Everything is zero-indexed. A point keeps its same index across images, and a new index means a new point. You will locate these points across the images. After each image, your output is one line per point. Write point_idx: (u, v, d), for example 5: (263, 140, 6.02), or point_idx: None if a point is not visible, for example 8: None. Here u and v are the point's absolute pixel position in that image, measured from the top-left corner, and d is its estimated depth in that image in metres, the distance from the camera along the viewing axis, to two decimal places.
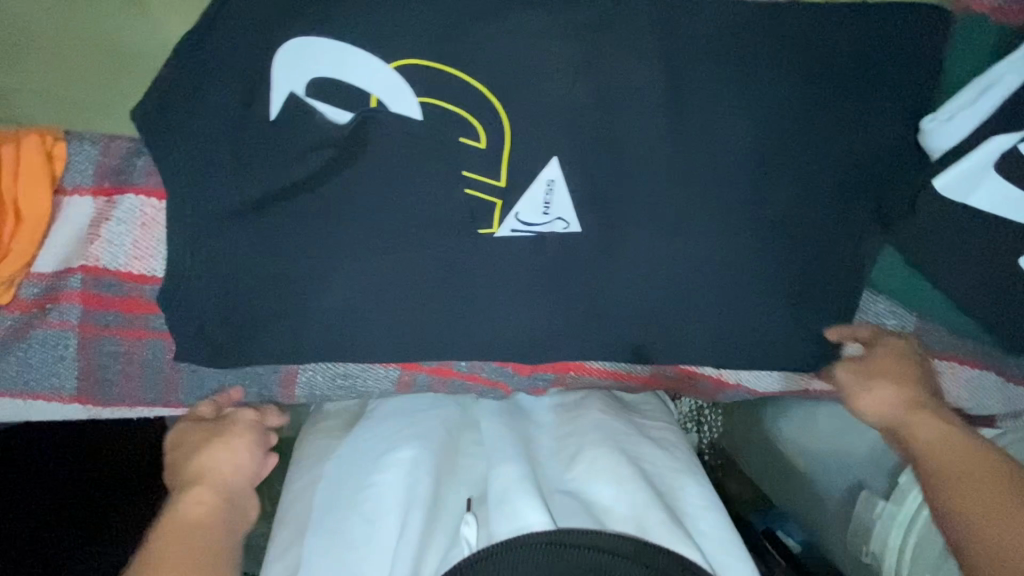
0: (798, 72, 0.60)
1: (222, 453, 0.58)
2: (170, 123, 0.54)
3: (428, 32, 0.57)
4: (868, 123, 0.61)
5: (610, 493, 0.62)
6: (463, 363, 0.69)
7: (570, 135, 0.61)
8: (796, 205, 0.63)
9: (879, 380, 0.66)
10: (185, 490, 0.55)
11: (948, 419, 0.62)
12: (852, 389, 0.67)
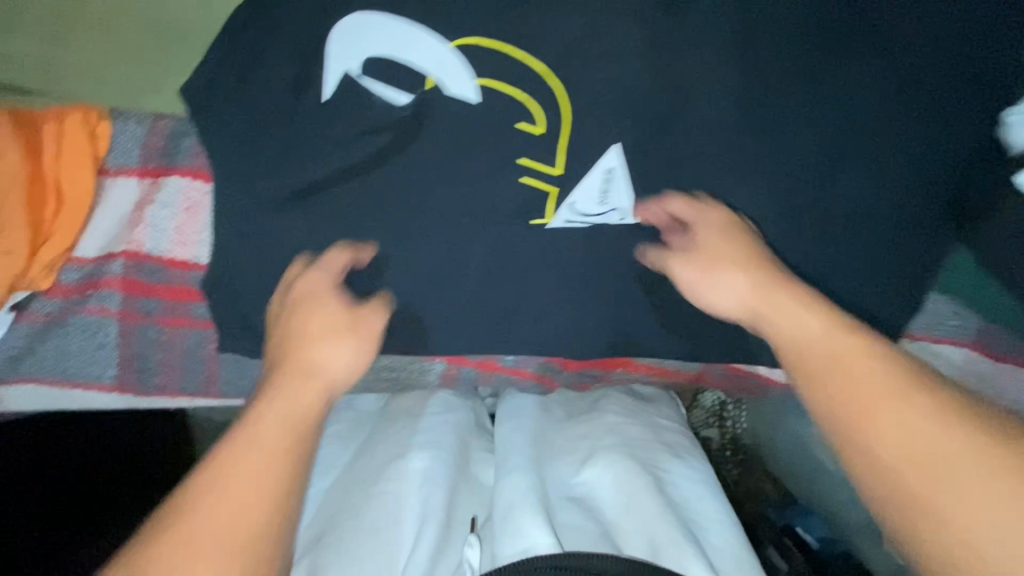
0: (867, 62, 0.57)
1: (337, 343, 0.50)
2: (218, 106, 0.52)
3: (491, 10, 0.54)
4: (935, 116, 0.58)
5: (623, 508, 0.57)
6: (510, 357, 0.67)
7: (632, 120, 0.58)
8: (857, 201, 0.61)
9: (716, 270, 0.55)
10: (298, 367, 0.49)
11: (810, 303, 0.51)
12: (689, 283, 0.57)
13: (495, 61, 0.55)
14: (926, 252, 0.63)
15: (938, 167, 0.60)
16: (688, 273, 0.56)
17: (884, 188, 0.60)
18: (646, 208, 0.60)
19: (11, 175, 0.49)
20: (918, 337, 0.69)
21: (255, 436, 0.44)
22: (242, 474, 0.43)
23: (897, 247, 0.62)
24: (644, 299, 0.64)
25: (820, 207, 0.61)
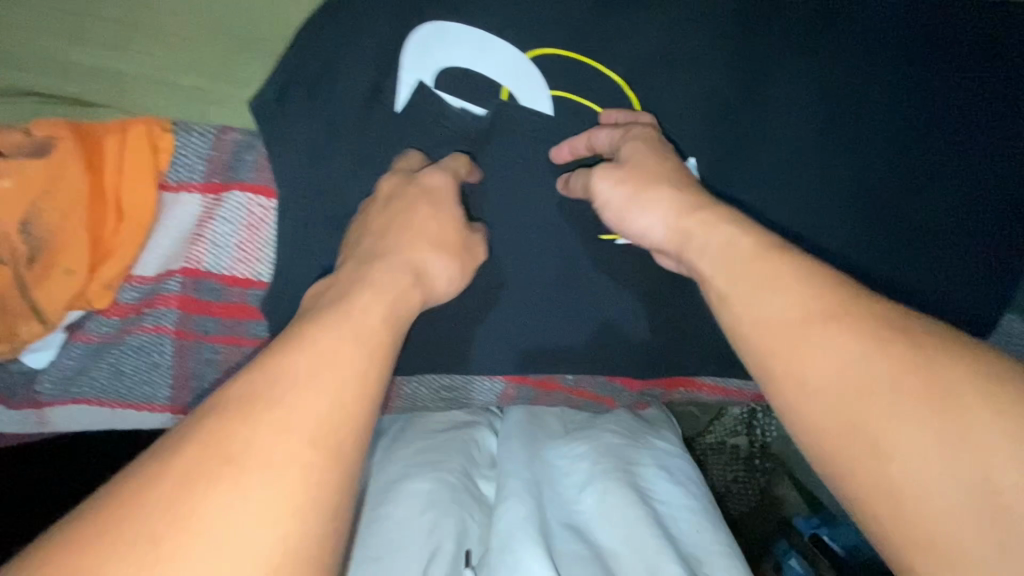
0: (934, 76, 0.55)
1: (437, 255, 0.43)
2: (285, 120, 0.49)
3: (567, 22, 0.52)
4: (1009, 131, 0.56)
5: (622, 540, 0.54)
6: (571, 376, 0.64)
7: (712, 131, 0.54)
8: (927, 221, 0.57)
9: (653, 186, 0.44)
10: (398, 267, 0.41)
11: (734, 220, 0.41)
12: (614, 201, 0.46)
13: (569, 74, 0.53)
14: (990, 278, 0.59)
15: (1009, 186, 0.57)
16: (613, 191, 0.45)
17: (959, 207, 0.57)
18: (567, 140, 0.52)
19: (74, 189, 0.46)
20: None
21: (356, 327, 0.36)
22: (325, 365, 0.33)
23: (971, 272, 0.58)
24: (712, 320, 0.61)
25: (912, 225, 0.57)
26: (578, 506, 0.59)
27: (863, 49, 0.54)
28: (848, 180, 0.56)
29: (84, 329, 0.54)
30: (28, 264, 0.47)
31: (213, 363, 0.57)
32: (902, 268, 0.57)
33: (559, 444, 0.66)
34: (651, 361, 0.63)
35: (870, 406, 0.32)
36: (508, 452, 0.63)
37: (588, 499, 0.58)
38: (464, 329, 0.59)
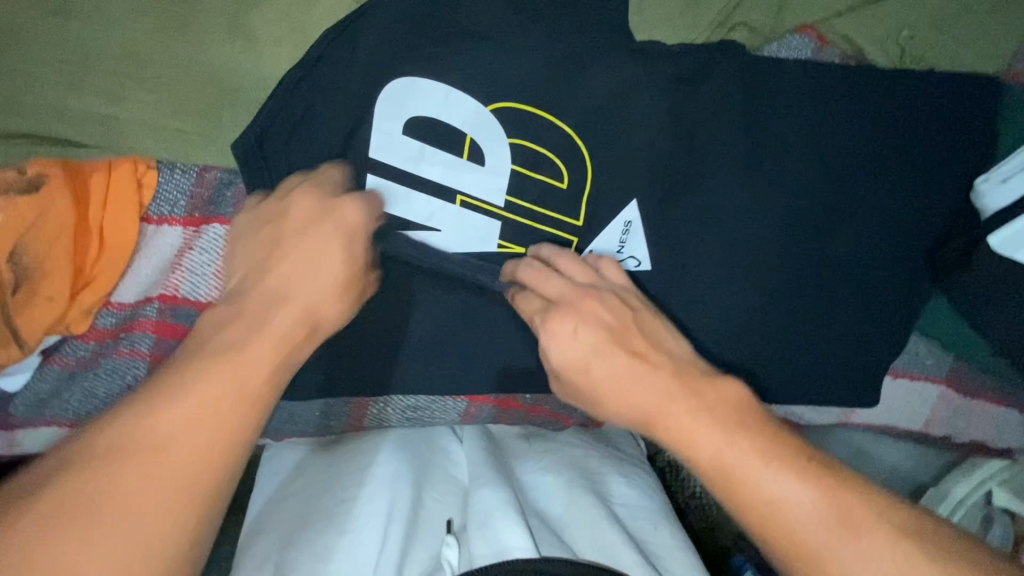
0: (843, 129, 0.63)
1: (330, 302, 0.48)
2: (262, 162, 0.54)
3: (527, 77, 0.58)
4: (902, 182, 0.64)
5: (593, 528, 0.56)
6: (530, 396, 0.71)
7: (650, 181, 0.63)
8: (827, 262, 0.67)
9: (602, 350, 0.53)
10: (294, 317, 0.45)
11: (650, 375, 0.52)
12: (572, 363, 0.54)
13: (527, 126, 0.59)
14: (868, 311, 0.69)
15: (889, 231, 0.66)
16: (565, 353, 0.54)
17: (853, 253, 0.67)
18: (507, 273, 0.61)
19: (60, 225, 0.50)
20: (899, 374, 0.74)
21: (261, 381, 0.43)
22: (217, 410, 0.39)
23: (846, 305, 0.69)
24: None
25: (807, 260, 0.67)
26: (545, 507, 0.61)
27: (781, 105, 0.62)
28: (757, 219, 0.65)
29: (62, 351, 0.56)
30: (11, 292, 0.50)
31: None
32: (790, 299, 0.68)
33: (519, 456, 0.69)
34: None
35: (760, 492, 0.46)
36: (472, 457, 0.66)
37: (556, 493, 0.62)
38: (435, 350, 0.65)
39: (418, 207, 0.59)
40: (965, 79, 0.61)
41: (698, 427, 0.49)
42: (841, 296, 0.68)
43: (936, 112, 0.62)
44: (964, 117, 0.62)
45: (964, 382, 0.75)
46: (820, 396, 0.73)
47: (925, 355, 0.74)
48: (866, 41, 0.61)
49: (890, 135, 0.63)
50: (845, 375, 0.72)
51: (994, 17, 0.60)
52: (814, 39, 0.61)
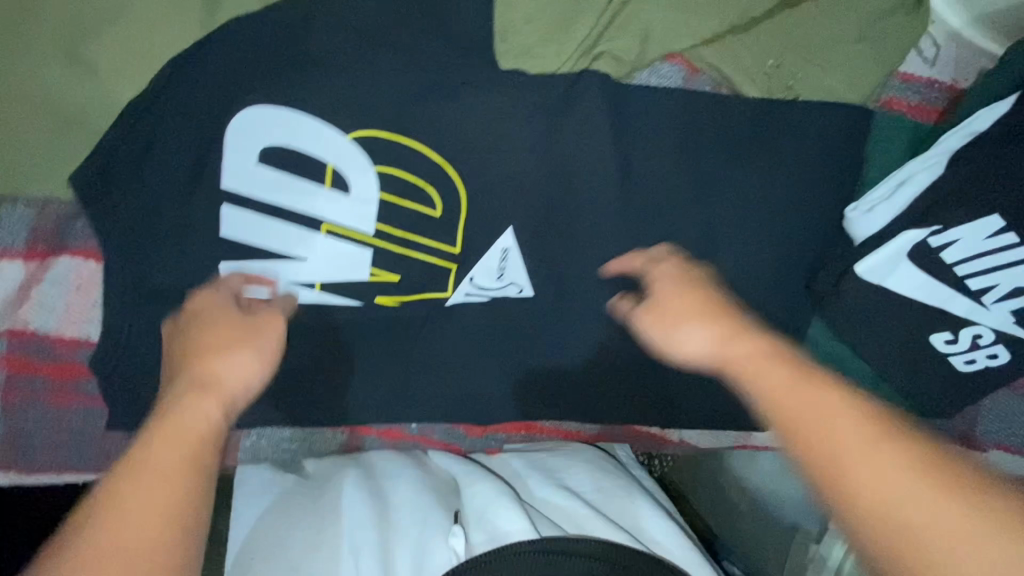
0: (717, 155, 0.63)
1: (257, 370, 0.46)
2: (109, 194, 0.53)
3: (386, 105, 0.57)
4: (782, 209, 0.64)
5: (572, 513, 0.64)
6: (415, 426, 0.72)
7: (524, 207, 0.63)
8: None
9: (689, 319, 0.52)
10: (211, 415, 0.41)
11: (713, 308, 0.52)
12: (660, 333, 0.53)
13: (391, 153, 0.58)
14: None
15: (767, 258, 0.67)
16: (654, 324, 0.54)
17: (746, 276, 0.66)
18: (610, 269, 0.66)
19: None
20: None
21: (186, 427, 0.39)
22: (154, 486, 0.35)
23: None
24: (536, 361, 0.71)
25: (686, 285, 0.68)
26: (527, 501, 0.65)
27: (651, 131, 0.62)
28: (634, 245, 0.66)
29: None
30: None
31: (41, 417, 0.58)
32: None
33: (500, 459, 0.73)
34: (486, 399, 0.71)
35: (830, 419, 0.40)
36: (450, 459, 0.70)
37: (543, 491, 0.67)
38: (314, 377, 0.65)
39: (280, 237, 0.58)
40: (837, 108, 0.62)
41: (762, 366, 0.46)
42: None
43: (811, 139, 0.62)
44: (835, 146, 0.63)
45: None
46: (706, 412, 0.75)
47: None
48: (736, 71, 0.61)
49: (762, 162, 0.63)
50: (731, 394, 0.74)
51: (863, 46, 0.60)
52: (683, 68, 0.61)
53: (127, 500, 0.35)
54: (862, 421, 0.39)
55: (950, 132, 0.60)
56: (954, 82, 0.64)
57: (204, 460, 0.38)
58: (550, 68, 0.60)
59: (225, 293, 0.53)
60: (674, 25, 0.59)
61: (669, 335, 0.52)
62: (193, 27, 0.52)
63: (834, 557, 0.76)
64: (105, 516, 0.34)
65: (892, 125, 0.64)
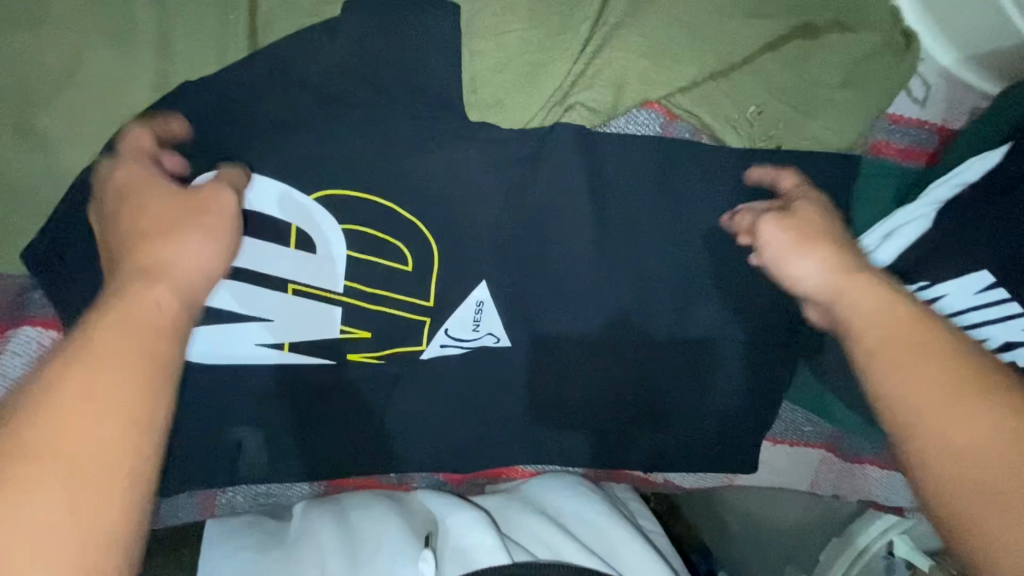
0: (695, 203, 0.61)
1: (208, 244, 0.40)
2: (60, 268, 0.52)
3: (352, 164, 0.55)
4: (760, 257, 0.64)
5: (549, 538, 0.61)
6: (394, 475, 0.71)
7: (499, 258, 0.62)
8: (689, 335, 0.67)
9: (811, 241, 0.49)
10: (168, 299, 0.36)
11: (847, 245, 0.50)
12: (773, 251, 0.51)
13: (359, 212, 0.57)
14: (730, 380, 0.70)
15: (743, 303, 0.66)
16: (780, 235, 0.51)
17: (716, 325, 0.67)
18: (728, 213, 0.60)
19: None
20: (778, 440, 0.75)
21: (135, 314, 0.34)
22: (104, 383, 0.31)
23: (706, 373, 0.69)
24: (515, 409, 0.70)
25: (665, 331, 0.67)
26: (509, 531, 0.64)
27: (628, 180, 0.60)
28: (612, 292, 0.64)
29: None
30: None
31: None
32: (650, 366, 0.68)
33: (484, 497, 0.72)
34: (465, 447, 0.71)
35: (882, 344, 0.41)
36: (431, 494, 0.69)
37: (522, 518, 0.65)
38: (287, 433, 0.64)
39: (247, 300, 0.57)
40: (822, 155, 0.60)
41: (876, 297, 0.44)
42: (701, 363, 0.69)
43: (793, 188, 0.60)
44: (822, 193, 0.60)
45: (841, 444, 0.75)
46: (691, 456, 0.74)
47: (798, 417, 0.74)
48: (715, 118, 0.59)
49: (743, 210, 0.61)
50: (715, 438, 0.73)
51: (848, 91, 0.59)
52: (662, 115, 0.60)
53: (89, 384, 0.31)
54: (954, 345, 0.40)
55: (936, 182, 0.58)
56: (945, 123, 0.62)
57: (166, 349, 0.34)
58: (523, 120, 0.57)
59: (148, 164, 0.46)
60: (649, 74, 0.57)
61: (810, 258, 0.49)
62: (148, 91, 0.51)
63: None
64: (58, 406, 0.30)
65: (878, 171, 0.62)
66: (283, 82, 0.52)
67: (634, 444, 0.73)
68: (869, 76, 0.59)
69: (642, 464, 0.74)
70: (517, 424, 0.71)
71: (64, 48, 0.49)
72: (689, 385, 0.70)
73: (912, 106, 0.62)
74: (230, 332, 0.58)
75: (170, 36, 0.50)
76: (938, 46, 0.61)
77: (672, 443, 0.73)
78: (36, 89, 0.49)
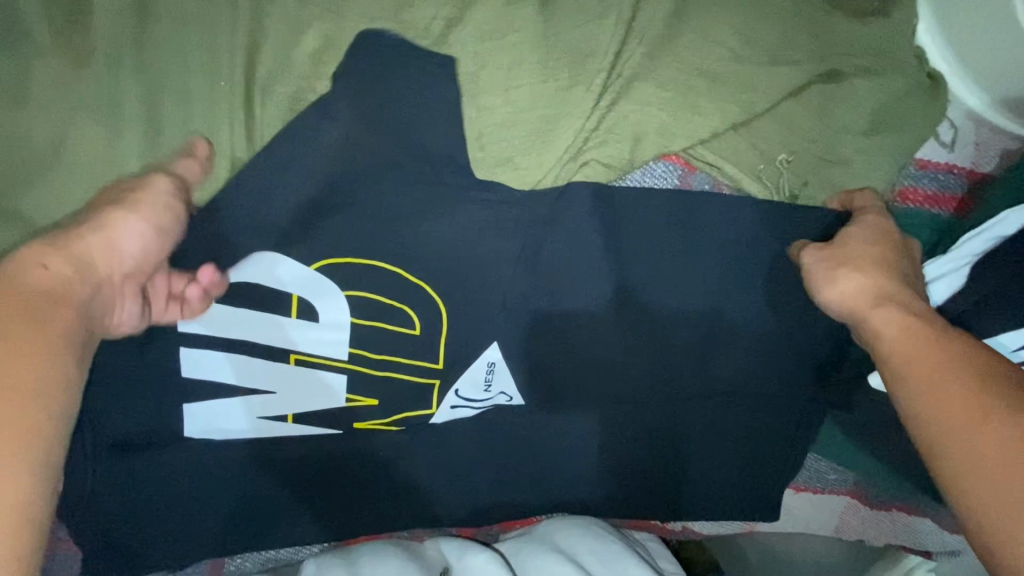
0: (715, 255, 0.58)
1: (127, 216, 0.43)
2: None
3: (355, 231, 0.52)
4: (780, 308, 0.61)
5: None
6: (404, 531, 0.69)
7: (510, 317, 0.59)
8: (708, 388, 0.65)
9: (851, 268, 0.50)
10: (62, 263, 0.39)
11: (896, 274, 0.50)
12: (813, 277, 0.53)
13: (364, 278, 0.54)
14: (750, 428, 0.67)
15: (768, 353, 0.63)
16: (819, 263, 0.52)
17: (736, 377, 0.64)
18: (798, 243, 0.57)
19: None
20: (801, 488, 0.72)
21: (25, 279, 0.37)
22: (27, 344, 0.35)
23: (726, 422, 0.67)
24: (529, 463, 0.67)
25: (683, 383, 0.64)
26: None
27: (643, 233, 0.57)
28: (628, 346, 0.62)
29: None
30: None
31: None
32: (668, 417, 0.66)
33: (501, 542, 0.69)
34: (479, 502, 0.68)
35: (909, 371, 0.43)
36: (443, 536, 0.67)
37: (535, 560, 0.63)
38: (293, 500, 0.62)
39: (249, 373, 0.55)
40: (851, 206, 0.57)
41: (907, 329, 0.45)
42: (721, 413, 0.66)
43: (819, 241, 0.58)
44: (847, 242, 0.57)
45: (867, 489, 0.73)
46: (710, 504, 0.72)
47: (822, 465, 0.71)
48: (737, 168, 0.57)
49: (763, 261, 0.59)
50: (734, 485, 0.71)
51: (873, 138, 0.56)
52: (680, 166, 0.57)
53: None
54: (977, 366, 0.41)
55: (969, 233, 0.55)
56: (974, 166, 0.59)
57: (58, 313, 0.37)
58: (533, 178, 0.54)
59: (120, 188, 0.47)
60: (667, 126, 0.54)
61: (846, 289, 0.50)
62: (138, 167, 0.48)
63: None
64: None
65: (908, 219, 0.59)
66: (280, 150, 0.49)
67: (653, 494, 0.71)
68: (893, 122, 0.56)
69: (660, 513, 0.72)
70: (532, 478, 0.68)
71: (49, 128, 0.47)
72: (708, 434, 0.67)
73: (940, 150, 0.59)
74: (229, 407, 0.55)
75: (158, 107, 0.48)
76: (969, 86, 0.58)
77: (691, 492, 0.71)
78: (24, 173, 0.47)
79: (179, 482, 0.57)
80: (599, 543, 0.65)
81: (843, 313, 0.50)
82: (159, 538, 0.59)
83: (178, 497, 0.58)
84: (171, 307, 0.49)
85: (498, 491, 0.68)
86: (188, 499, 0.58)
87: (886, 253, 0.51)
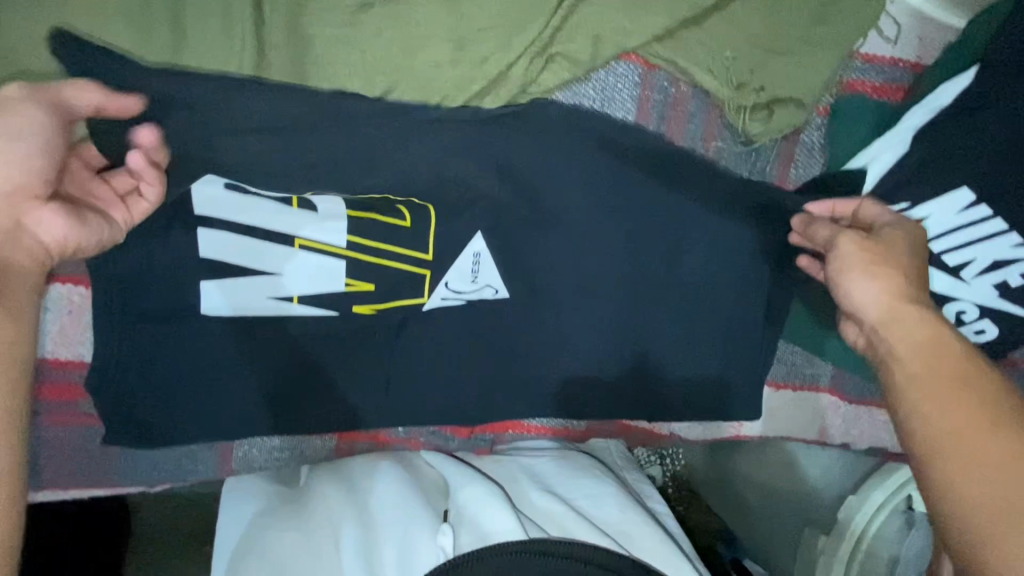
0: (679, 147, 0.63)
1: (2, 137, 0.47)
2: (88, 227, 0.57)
3: (340, 116, 0.56)
4: (747, 194, 0.65)
5: (561, 519, 0.62)
6: (400, 429, 0.72)
7: (491, 209, 0.64)
8: (682, 282, 0.68)
9: (882, 269, 0.52)
10: None
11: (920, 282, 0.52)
12: (842, 265, 0.54)
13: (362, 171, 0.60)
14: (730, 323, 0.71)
15: (741, 244, 0.67)
16: (852, 254, 0.53)
17: (708, 268, 0.68)
18: (799, 220, 0.62)
19: None
20: (780, 385, 0.76)
21: None
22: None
23: (705, 315, 0.70)
24: (515, 363, 0.71)
25: (658, 277, 0.68)
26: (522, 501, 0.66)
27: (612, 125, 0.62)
28: (604, 238, 0.66)
29: None
30: None
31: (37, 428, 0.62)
32: (647, 311, 0.69)
33: (491, 459, 0.72)
34: (470, 401, 0.72)
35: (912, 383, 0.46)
36: (447, 458, 0.70)
37: (538, 497, 0.65)
38: (296, 386, 0.66)
39: (257, 254, 0.61)
40: (804, 90, 0.61)
41: (929, 338, 0.48)
42: (698, 308, 0.70)
43: (770, 122, 0.63)
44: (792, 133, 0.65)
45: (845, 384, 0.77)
46: (694, 405, 0.74)
47: (798, 356, 0.76)
48: (693, 64, 0.62)
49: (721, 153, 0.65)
50: (716, 385, 0.74)
51: (822, 28, 0.60)
52: (640, 65, 0.63)
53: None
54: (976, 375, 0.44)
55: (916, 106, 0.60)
56: (919, 59, 0.64)
57: None
58: (506, 69, 0.58)
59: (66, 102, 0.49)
60: (626, 25, 0.59)
61: (875, 292, 0.51)
62: (138, 46, 0.52)
63: (846, 547, 0.76)
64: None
65: (857, 105, 0.64)
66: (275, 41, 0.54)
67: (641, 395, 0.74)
68: (841, 13, 0.60)
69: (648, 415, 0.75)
70: (520, 379, 0.71)
71: None
72: (689, 330, 0.71)
73: (886, 45, 0.64)
74: (242, 284, 0.61)
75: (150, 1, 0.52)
76: None
77: (675, 392, 0.74)
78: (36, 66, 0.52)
79: (192, 361, 0.62)
80: (575, 467, 0.70)
81: (863, 310, 0.52)
82: (174, 420, 0.63)
83: (191, 378, 0.63)
84: (132, 202, 0.55)
85: (489, 392, 0.71)
86: (199, 379, 0.63)
87: (919, 266, 0.52)
